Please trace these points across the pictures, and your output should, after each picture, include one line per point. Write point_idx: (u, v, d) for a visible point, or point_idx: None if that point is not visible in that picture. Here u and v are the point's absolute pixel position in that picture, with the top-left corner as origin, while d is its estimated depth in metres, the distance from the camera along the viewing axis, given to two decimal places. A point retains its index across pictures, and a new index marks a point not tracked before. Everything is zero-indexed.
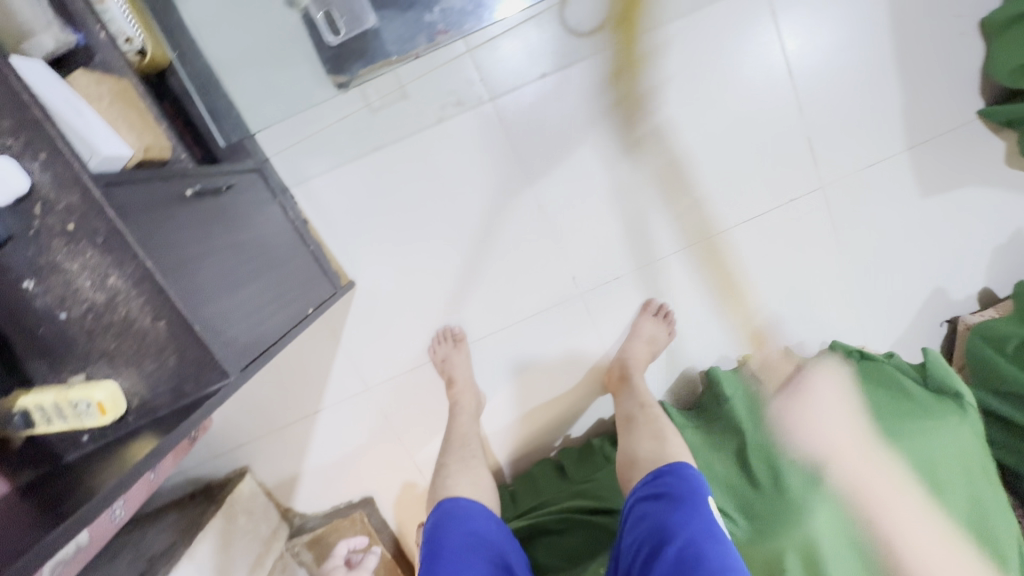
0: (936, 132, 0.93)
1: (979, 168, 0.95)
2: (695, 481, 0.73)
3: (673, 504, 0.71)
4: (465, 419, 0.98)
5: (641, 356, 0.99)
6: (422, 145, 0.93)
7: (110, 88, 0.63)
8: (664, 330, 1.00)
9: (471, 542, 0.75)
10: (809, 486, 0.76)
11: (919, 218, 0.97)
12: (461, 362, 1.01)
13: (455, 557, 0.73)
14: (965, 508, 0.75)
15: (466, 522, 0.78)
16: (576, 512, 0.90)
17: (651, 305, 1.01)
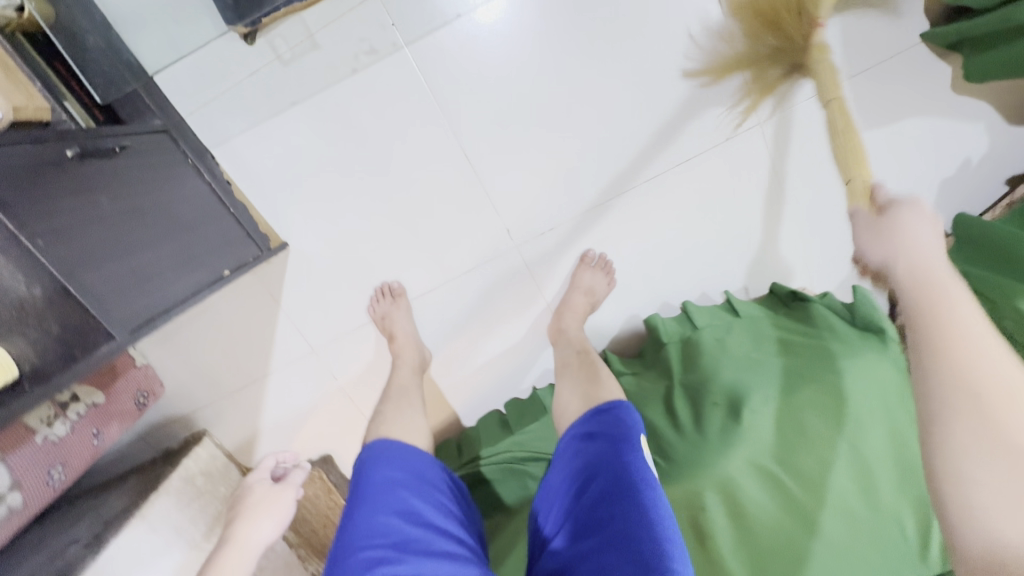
0: (875, 59, 0.89)
1: (922, 96, 0.91)
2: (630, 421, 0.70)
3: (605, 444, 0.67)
4: (405, 372, 0.95)
5: (581, 308, 0.97)
6: (339, 98, 0.89)
7: None
8: (603, 280, 0.98)
9: (413, 480, 0.71)
10: (729, 428, 0.77)
11: (861, 151, 0.94)
12: (402, 318, 0.99)
13: (397, 495, 0.68)
14: (887, 444, 0.73)
15: (407, 462, 0.74)
16: (512, 462, 0.92)
17: (589, 257, 0.99)
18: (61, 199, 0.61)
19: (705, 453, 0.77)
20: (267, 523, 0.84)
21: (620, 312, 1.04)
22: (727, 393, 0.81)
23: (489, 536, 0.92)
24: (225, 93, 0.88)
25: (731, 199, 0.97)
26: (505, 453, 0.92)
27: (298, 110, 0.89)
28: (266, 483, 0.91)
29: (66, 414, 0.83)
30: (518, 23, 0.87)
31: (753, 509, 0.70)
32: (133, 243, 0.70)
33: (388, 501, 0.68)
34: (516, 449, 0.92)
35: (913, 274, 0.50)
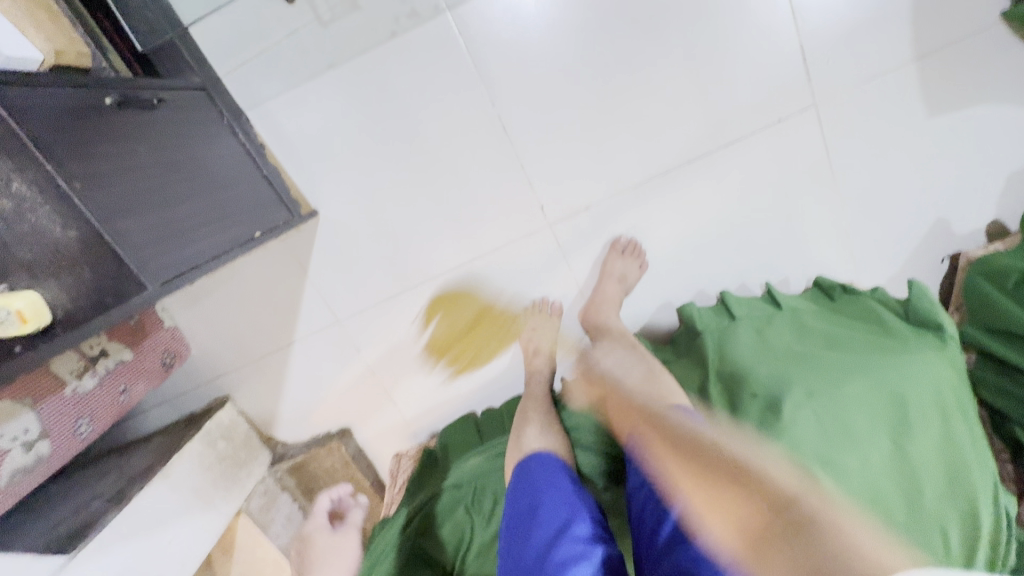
0: (945, 40, 0.83)
1: (994, 82, 0.85)
2: (693, 420, 0.66)
3: (668, 441, 0.64)
4: (536, 380, 0.95)
5: (612, 298, 0.95)
6: (381, 64, 0.87)
7: None
8: (634, 266, 0.96)
9: (523, 514, 0.68)
10: (767, 418, 0.73)
11: (923, 142, 0.89)
12: (547, 331, 0.99)
13: (513, 542, 0.66)
14: (936, 449, 0.70)
15: (513, 499, 0.71)
16: None
17: (617, 244, 0.97)
18: (99, 143, 0.61)
19: (739, 444, 0.73)
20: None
21: (654, 301, 1.01)
22: (767, 386, 0.76)
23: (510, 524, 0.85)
24: (267, 54, 0.86)
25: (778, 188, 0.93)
26: None
27: (337, 73, 0.88)
28: (327, 531, 1.04)
29: (95, 368, 0.83)
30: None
31: None
32: (171, 194, 0.71)
33: (509, 557, 0.66)
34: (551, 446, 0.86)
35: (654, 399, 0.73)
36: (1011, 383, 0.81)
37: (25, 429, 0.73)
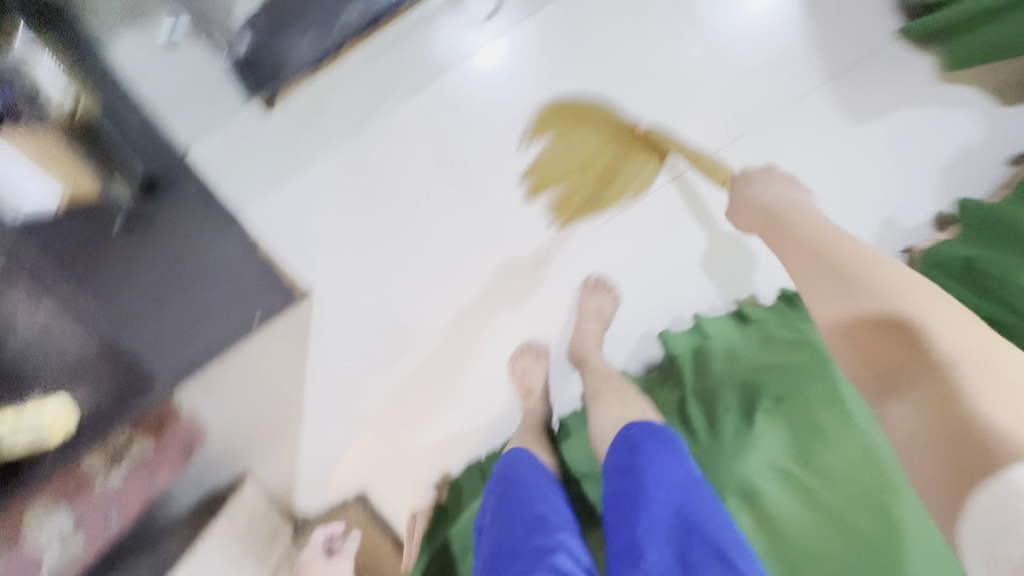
0: (846, 62, 0.95)
1: (905, 89, 0.95)
2: (662, 430, 0.69)
3: (639, 452, 0.67)
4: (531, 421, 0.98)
5: (589, 335, 0.99)
6: (361, 150, 1.01)
7: (36, 137, 0.75)
8: (609, 299, 1.01)
9: (509, 511, 0.76)
10: (743, 427, 0.78)
11: (855, 148, 0.96)
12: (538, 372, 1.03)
13: (500, 532, 0.75)
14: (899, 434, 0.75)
15: (499, 495, 0.79)
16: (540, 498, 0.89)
17: (589, 281, 1.03)
18: (109, 262, 0.80)
19: (720, 456, 0.77)
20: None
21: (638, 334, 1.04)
22: (738, 396, 0.81)
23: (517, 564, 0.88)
24: (262, 156, 0.99)
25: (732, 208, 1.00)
26: None
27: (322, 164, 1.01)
28: (323, 559, 1.11)
29: (120, 464, 0.89)
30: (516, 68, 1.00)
31: (769, 504, 0.74)
32: (173, 295, 0.82)
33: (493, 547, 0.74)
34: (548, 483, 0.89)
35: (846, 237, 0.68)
36: None
37: (62, 528, 0.81)
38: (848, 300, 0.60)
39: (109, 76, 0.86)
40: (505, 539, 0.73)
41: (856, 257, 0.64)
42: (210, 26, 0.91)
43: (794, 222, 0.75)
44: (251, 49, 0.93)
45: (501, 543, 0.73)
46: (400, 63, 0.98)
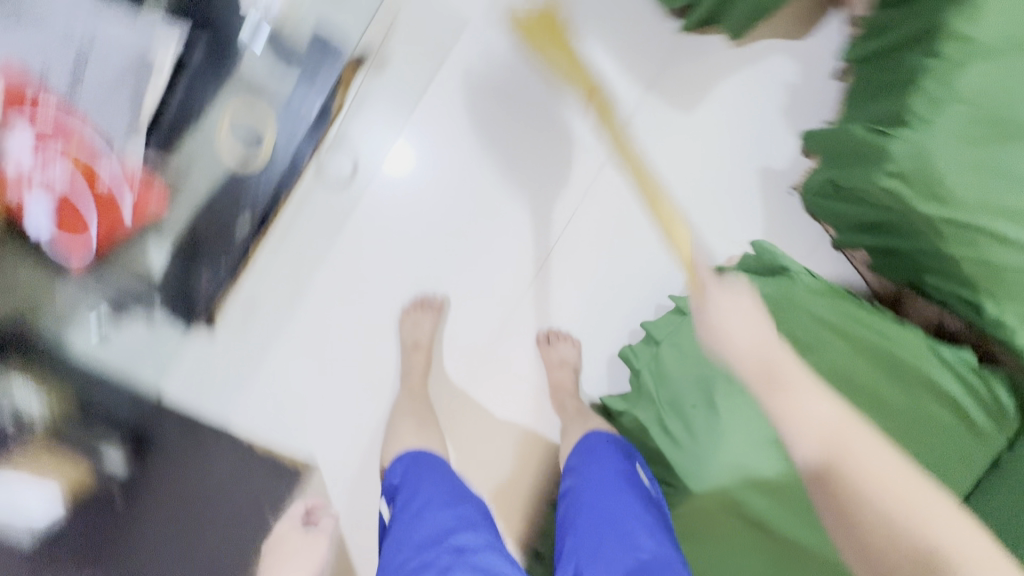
0: (657, 67, 1.04)
1: (714, 67, 1.05)
2: (616, 442, 0.87)
3: (590, 459, 0.84)
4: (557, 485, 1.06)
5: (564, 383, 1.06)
6: (302, 326, 1.06)
7: (40, 452, 0.96)
8: (568, 347, 1.08)
9: (433, 500, 0.79)
10: (710, 417, 0.84)
11: (701, 130, 1.06)
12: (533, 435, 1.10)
13: (427, 518, 0.76)
14: (840, 358, 0.83)
15: (424, 488, 0.81)
16: None
17: (540, 337, 1.09)
18: (129, 532, 1.01)
19: (701, 449, 0.84)
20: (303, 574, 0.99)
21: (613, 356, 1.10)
22: (699, 392, 0.86)
23: None
24: (216, 376, 1.05)
25: (631, 220, 1.09)
26: None
27: (273, 356, 1.06)
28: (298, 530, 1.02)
29: None
30: (402, 194, 1.06)
31: (770, 470, 0.82)
32: (188, 537, 1.02)
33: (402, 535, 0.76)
34: None
35: (770, 362, 0.61)
36: (897, 262, 0.90)
37: None
38: (823, 475, 0.56)
39: (74, 368, 0.97)
40: (431, 524, 0.76)
41: (855, 433, 0.56)
42: (125, 298, 0.97)
43: (787, 372, 0.60)
44: (163, 298, 0.99)
45: (427, 529, 0.75)
46: (297, 240, 1.04)
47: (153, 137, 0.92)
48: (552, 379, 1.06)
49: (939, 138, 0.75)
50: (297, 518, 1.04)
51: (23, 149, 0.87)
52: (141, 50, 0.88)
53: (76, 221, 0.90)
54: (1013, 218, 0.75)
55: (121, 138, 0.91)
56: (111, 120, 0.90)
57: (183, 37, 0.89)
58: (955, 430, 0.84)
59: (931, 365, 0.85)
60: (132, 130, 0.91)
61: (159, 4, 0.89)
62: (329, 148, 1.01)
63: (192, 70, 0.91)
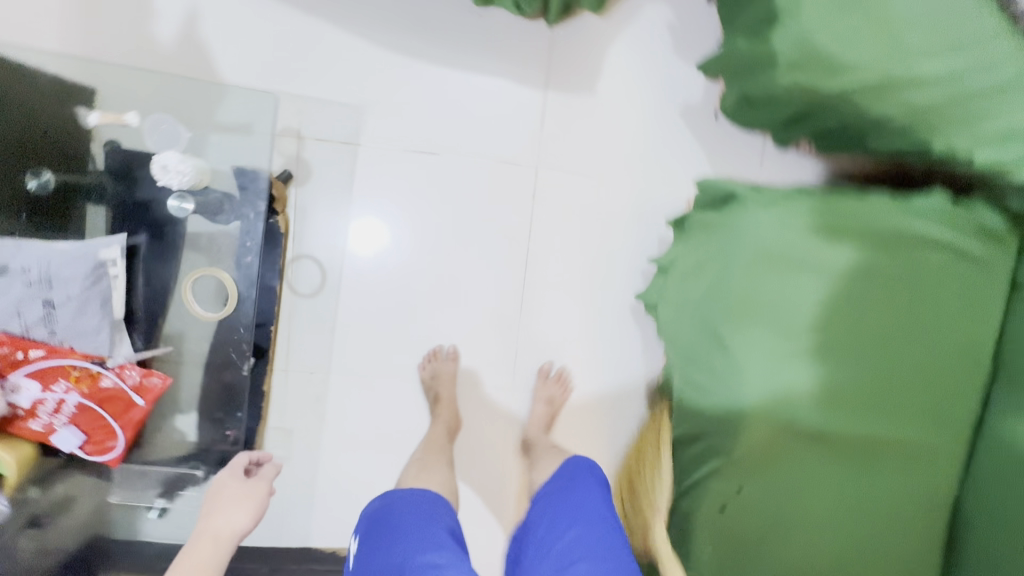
0: (546, 66, 1.07)
1: (597, 41, 1.08)
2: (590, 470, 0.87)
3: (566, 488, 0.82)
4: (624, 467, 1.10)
5: (543, 414, 1.10)
6: (337, 429, 1.10)
7: None
8: (557, 389, 1.12)
9: (405, 527, 0.70)
10: (724, 356, 0.85)
11: (611, 102, 1.09)
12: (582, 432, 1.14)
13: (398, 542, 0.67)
14: (820, 252, 0.83)
15: (400, 515, 0.72)
16: (681, 530, 0.91)
17: (543, 369, 1.14)
18: None
19: (729, 389, 0.83)
20: (239, 517, 0.87)
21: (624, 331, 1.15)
22: (705, 337, 0.87)
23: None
24: (284, 504, 1.09)
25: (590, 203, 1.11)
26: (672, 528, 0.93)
27: (323, 467, 1.10)
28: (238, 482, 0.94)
29: None
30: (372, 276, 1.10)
31: (800, 381, 0.82)
32: None
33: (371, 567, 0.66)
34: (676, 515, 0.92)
35: None
36: (840, 140, 0.92)
37: None
38: None
39: (150, 558, 1.01)
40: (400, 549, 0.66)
41: None
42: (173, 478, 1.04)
43: None
44: (205, 468, 1.05)
45: (400, 547, 0.66)
46: (302, 353, 1.09)
47: (136, 333, 0.99)
48: (535, 412, 1.11)
49: (814, 19, 0.76)
50: (239, 472, 0.96)
51: (36, 394, 0.88)
52: (102, 264, 0.92)
53: (105, 438, 0.95)
54: (918, 59, 0.76)
55: (107, 352, 0.93)
56: (93, 338, 0.92)
57: (126, 236, 0.97)
58: (953, 271, 0.84)
59: (908, 221, 0.85)
60: (115, 339, 0.95)
61: (97, 212, 0.96)
62: (292, 264, 1.07)
63: (145, 260, 0.99)
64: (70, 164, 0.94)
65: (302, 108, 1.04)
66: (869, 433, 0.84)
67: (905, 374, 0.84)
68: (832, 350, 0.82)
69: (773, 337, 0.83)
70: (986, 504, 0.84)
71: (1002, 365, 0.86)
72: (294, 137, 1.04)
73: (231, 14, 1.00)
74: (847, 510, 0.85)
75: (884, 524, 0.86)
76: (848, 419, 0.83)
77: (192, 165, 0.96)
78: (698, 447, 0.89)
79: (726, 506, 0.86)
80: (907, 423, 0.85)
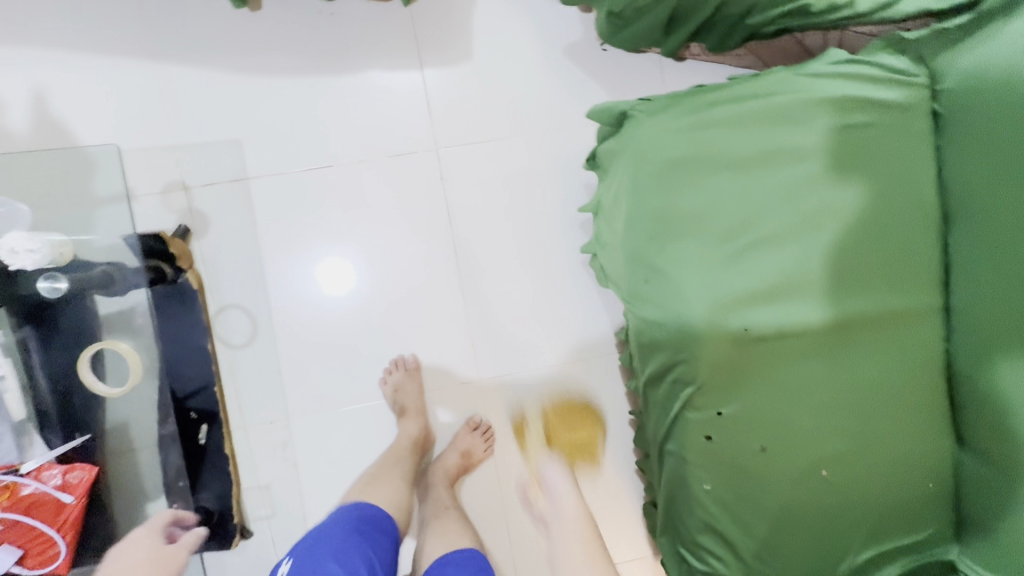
0: (417, 47, 1.03)
1: (458, 6, 1.03)
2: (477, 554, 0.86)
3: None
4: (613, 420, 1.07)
5: (453, 465, 1.04)
6: (314, 472, 1.05)
7: None
8: (480, 444, 1.06)
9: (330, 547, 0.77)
10: (660, 280, 0.80)
11: (491, 64, 1.04)
12: (564, 401, 1.10)
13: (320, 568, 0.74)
14: (726, 144, 0.78)
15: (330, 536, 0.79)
16: (675, 470, 0.86)
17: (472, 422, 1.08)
18: None
19: (674, 313, 0.78)
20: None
21: (576, 289, 1.10)
22: (638, 267, 0.82)
23: (740, 521, 0.82)
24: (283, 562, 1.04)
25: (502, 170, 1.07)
26: (666, 470, 0.88)
27: (311, 515, 1.04)
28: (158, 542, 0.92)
29: None
30: (303, 306, 1.05)
31: (743, 283, 0.77)
32: None
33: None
34: (667, 458, 0.87)
35: None
36: (716, 31, 0.88)
37: None
38: None
39: None
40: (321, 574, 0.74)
41: None
42: None
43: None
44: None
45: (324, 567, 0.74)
46: (254, 405, 1.04)
47: (52, 430, 0.95)
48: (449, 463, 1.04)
49: None
50: (158, 531, 0.94)
51: None
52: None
53: (48, 549, 0.87)
54: None
55: (16, 459, 0.89)
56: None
57: (8, 333, 0.91)
58: (873, 125, 0.78)
59: (813, 85, 0.78)
60: (21, 445, 0.91)
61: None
62: (217, 317, 1.03)
63: (39, 352, 0.94)
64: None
65: (179, 158, 0.99)
66: (833, 318, 0.78)
67: (853, 247, 0.78)
68: (767, 241, 0.77)
69: (703, 246, 0.78)
70: (975, 358, 0.78)
71: (951, 203, 0.80)
72: (181, 189, 1.00)
73: (79, 84, 0.96)
74: (833, 405, 0.80)
75: (875, 408, 0.80)
76: (807, 310, 0.77)
77: (44, 241, 0.80)
78: (667, 382, 0.83)
79: (710, 433, 0.81)
80: (870, 296, 0.79)
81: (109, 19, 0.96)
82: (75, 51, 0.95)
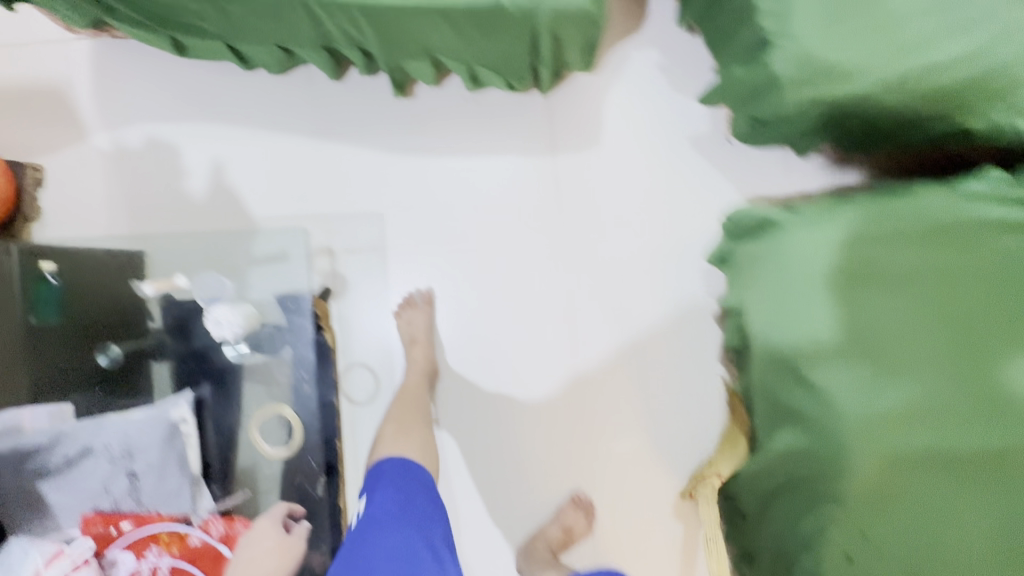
0: (551, 133, 1.09)
1: (594, 97, 1.09)
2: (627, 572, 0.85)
3: None
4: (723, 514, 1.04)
5: (555, 538, 1.05)
6: None
7: None
8: (582, 520, 1.07)
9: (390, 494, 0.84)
10: (805, 388, 0.79)
11: (620, 152, 1.09)
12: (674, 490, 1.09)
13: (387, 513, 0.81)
14: (883, 259, 0.78)
15: (386, 487, 0.86)
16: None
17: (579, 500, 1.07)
18: None
19: (821, 422, 0.77)
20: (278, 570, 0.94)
21: (688, 376, 1.10)
22: (780, 372, 0.82)
23: None
24: None
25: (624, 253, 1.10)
26: None
27: None
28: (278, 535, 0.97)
29: None
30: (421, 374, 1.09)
31: (898, 401, 0.75)
32: None
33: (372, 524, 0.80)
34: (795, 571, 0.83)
35: None
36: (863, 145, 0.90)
37: None
38: None
39: None
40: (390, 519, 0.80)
41: None
42: None
43: None
44: None
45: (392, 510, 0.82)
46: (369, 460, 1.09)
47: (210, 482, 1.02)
48: (551, 537, 1.06)
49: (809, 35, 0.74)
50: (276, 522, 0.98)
51: (134, 562, 0.92)
52: (178, 423, 0.98)
53: None
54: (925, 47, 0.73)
55: (190, 509, 0.97)
56: (176, 499, 0.96)
57: (191, 391, 1.02)
58: None
59: (973, 210, 0.79)
60: (195, 495, 0.98)
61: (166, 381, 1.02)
62: (345, 374, 1.09)
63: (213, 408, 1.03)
64: (125, 329, 1.01)
65: (327, 225, 1.08)
66: (996, 445, 0.73)
67: None
68: (927, 360, 0.75)
69: (853, 356, 0.77)
70: None
71: None
72: (327, 253, 1.08)
73: (251, 158, 1.07)
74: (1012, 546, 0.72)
75: None
76: (971, 437, 0.74)
77: (241, 312, 1.02)
78: (804, 493, 0.81)
79: (855, 554, 0.76)
80: None
81: (283, 102, 1.07)
82: (252, 128, 1.07)
